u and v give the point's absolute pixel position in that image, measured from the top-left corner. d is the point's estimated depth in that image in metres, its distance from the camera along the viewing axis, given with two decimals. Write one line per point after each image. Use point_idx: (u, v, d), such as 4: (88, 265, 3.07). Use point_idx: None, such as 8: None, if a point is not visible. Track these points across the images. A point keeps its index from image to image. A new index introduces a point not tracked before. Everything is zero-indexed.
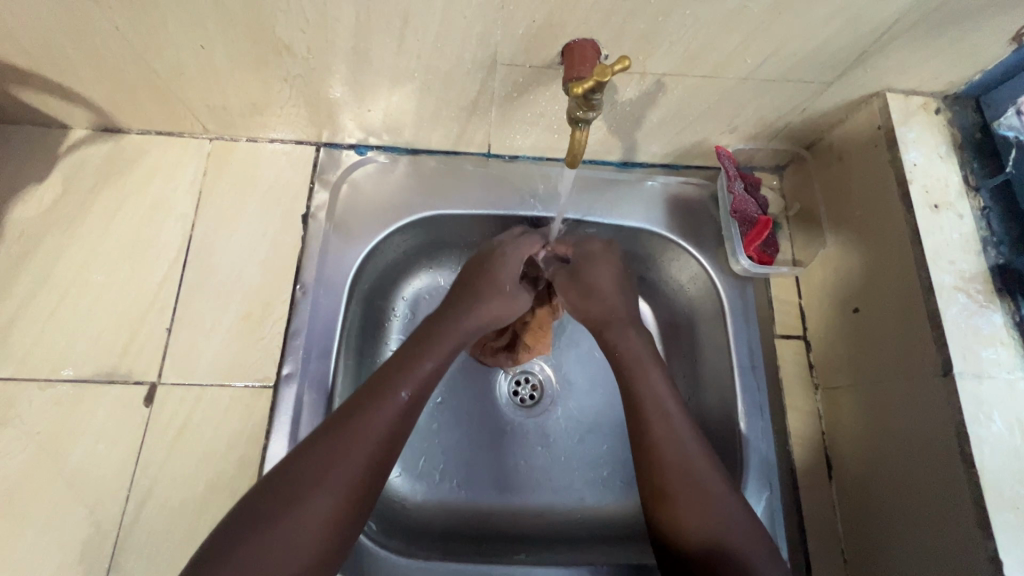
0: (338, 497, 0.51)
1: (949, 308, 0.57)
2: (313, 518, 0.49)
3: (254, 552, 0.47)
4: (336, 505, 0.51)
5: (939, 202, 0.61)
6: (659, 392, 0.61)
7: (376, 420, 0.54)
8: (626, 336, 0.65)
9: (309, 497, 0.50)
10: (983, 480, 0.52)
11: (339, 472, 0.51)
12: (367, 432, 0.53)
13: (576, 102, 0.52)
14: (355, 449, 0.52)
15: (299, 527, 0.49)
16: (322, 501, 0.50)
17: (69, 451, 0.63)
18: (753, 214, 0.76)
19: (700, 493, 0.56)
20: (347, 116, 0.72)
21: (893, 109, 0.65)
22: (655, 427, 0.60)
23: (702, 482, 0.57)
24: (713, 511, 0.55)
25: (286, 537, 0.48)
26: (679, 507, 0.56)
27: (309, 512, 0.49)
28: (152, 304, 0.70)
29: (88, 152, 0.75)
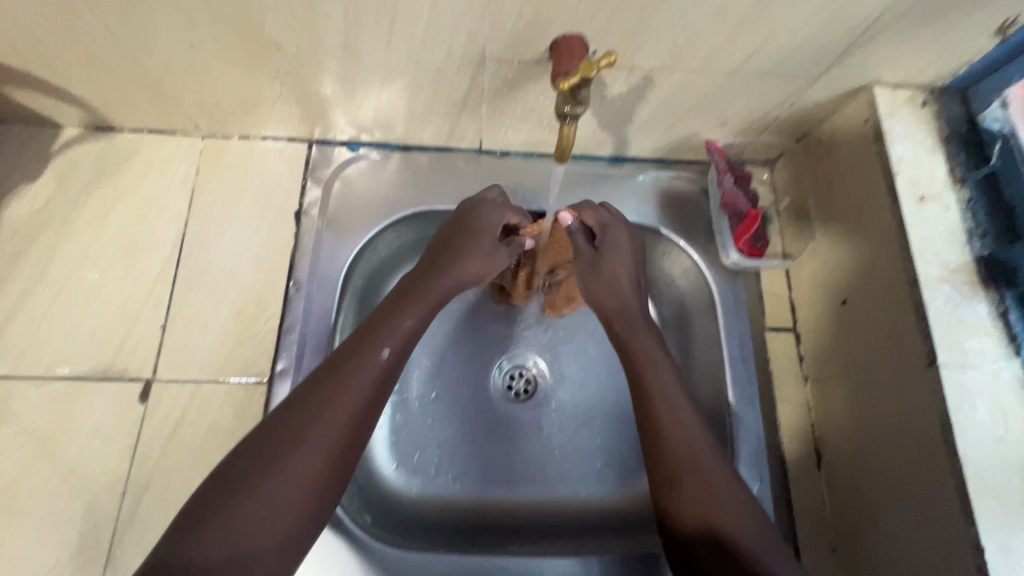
0: (319, 460, 0.50)
1: (934, 299, 0.58)
2: (293, 480, 0.49)
3: (232, 516, 0.46)
4: (317, 467, 0.50)
5: (925, 194, 0.62)
6: (671, 390, 0.61)
7: (356, 380, 0.54)
8: (644, 338, 0.65)
9: (289, 458, 0.49)
10: (967, 468, 0.53)
11: (320, 431, 0.51)
12: (347, 393, 0.53)
13: (564, 97, 0.53)
14: (335, 406, 0.52)
15: (277, 490, 0.48)
16: (305, 462, 0.50)
17: (66, 447, 0.64)
18: (742, 208, 0.76)
19: (703, 475, 0.55)
20: (339, 113, 0.73)
21: (880, 102, 0.65)
22: (664, 423, 0.59)
23: (707, 468, 0.56)
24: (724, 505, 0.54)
25: (266, 500, 0.48)
26: (692, 500, 0.54)
27: (288, 475, 0.49)
28: (147, 301, 0.71)
29: (81, 150, 0.75)
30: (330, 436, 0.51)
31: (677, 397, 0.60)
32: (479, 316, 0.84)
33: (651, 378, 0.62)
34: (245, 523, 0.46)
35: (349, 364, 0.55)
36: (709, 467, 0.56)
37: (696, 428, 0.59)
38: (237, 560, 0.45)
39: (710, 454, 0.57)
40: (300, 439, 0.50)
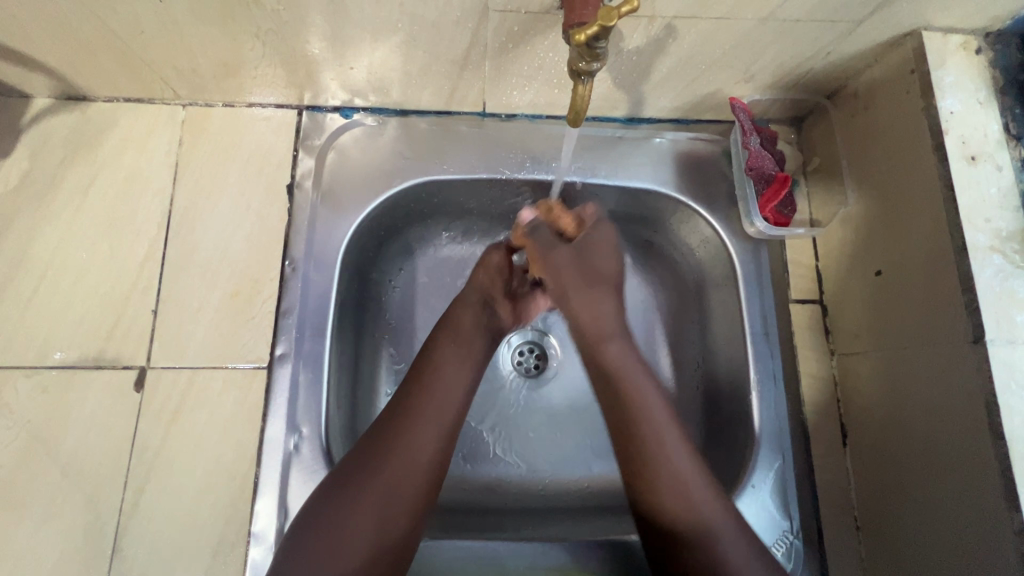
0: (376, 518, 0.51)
1: (983, 270, 0.53)
2: (352, 540, 0.50)
3: (312, 557, 0.49)
4: (381, 523, 0.51)
5: (976, 153, 0.56)
6: (644, 391, 0.57)
7: (420, 425, 0.56)
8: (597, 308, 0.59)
9: (353, 519, 0.51)
10: (1013, 451, 0.49)
11: (377, 490, 0.52)
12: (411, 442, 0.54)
13: (578, 52, 0.46)
14: (389, 468, 0.53)
15: (343, 546, 0.50)
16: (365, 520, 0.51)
17: (62, 439, 0.62)
18: (769, 171, 0.71)
19: (679, 481, 0.54)
20: (329, 75, 0.67)
21: (928, 49, 0.58)
22: (642, 419, 0.56)
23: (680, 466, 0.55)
24: (691, 495, 0.54)
25: (336, 551, 0.50)
26: (659, 497, 0.54)
27: (358, 529, 0.51)
28: (136, 286, 0.67)
29: (53, 122, 0.69)
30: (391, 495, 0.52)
31: (648, 392, 0.58)
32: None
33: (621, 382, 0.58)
34: (313, 570, 0.49)
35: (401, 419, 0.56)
36: (676, 461, 0.55)
37: (682, 447, 0.56)
38: None
39: (680, 459, 0.55)
40: (355, 498, 0.52)
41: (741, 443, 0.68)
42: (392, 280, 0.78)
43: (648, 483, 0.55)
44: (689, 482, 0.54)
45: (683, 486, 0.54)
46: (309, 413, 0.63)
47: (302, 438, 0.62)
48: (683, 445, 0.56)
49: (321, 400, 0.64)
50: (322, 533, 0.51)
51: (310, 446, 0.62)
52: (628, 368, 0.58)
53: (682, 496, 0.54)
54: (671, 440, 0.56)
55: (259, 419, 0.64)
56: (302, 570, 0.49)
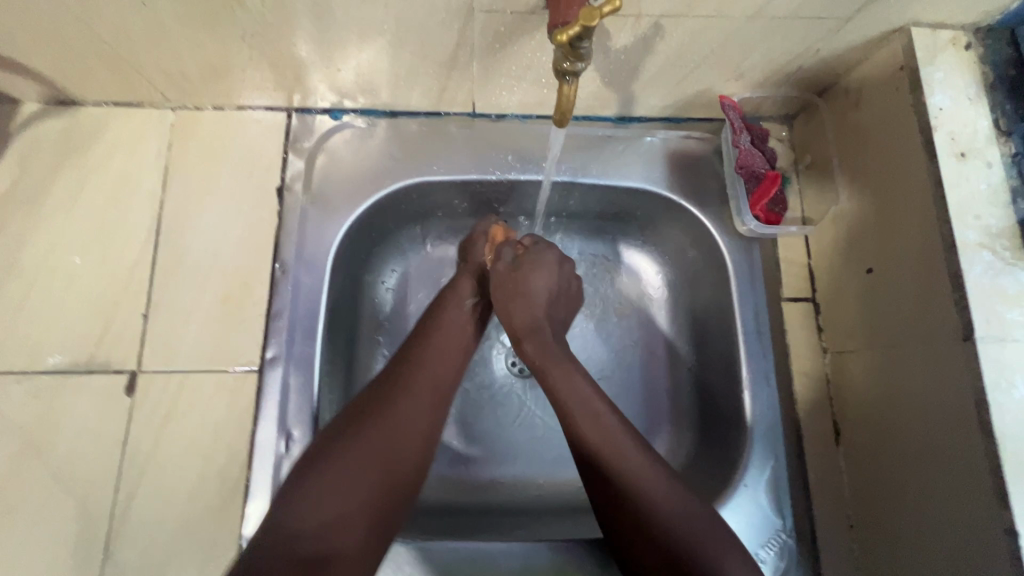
0: (396, 436, 0.55)
1: (973, 267, 0.53)
2: (373, 456, 0.53)
3: (320, 487, 0.51)
4: (393, 454, 0.54)
5: (966, 149, 0.56)
6: (586, 398, 0.60)
7: (433, 356, 0.61)
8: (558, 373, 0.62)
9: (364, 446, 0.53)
10: (1003, 448, 0.49)
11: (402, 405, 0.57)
12: (427, 365, 0.60)
13: (561, 52, 0.46)
14: (407, 394, 0.57)
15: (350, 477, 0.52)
16: (386, 437, 0.54)
17: (53, 444, 0.62)
18: (759, 169, 0.71)
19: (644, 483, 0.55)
20: (317, 78, 0.67)
21: (918, 46, 0.58)
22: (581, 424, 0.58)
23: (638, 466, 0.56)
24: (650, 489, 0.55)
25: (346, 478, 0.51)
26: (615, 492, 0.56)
27: (370, 455, 0.53)
28: (126, 290, 0.67)
29: (43, 128, 0.69)
30: (411, 415, 0.56)
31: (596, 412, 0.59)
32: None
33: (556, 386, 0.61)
34: (331, 496, 0.50)
35: (419, 349, 0.62)
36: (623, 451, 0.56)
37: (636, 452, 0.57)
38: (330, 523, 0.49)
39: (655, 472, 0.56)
40: (376, 415, 0.55)
41: (734, 442, 0.68)
42: (385, 282, 0.78)
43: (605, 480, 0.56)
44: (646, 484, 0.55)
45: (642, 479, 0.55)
46: (300, 416, 0.63)
47: (294, 441, 0.63)
48: (624, 437, 0.58)
49: (312, 403, 0.64)
50: (345, 443, 0.53)
51: (302, 449, 0.62)
52: (571, 377, 0.61)
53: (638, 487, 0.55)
54: (614, 443, 0.57)
55: (250, 422, 0.64)
56: (331, 476, 0.51)
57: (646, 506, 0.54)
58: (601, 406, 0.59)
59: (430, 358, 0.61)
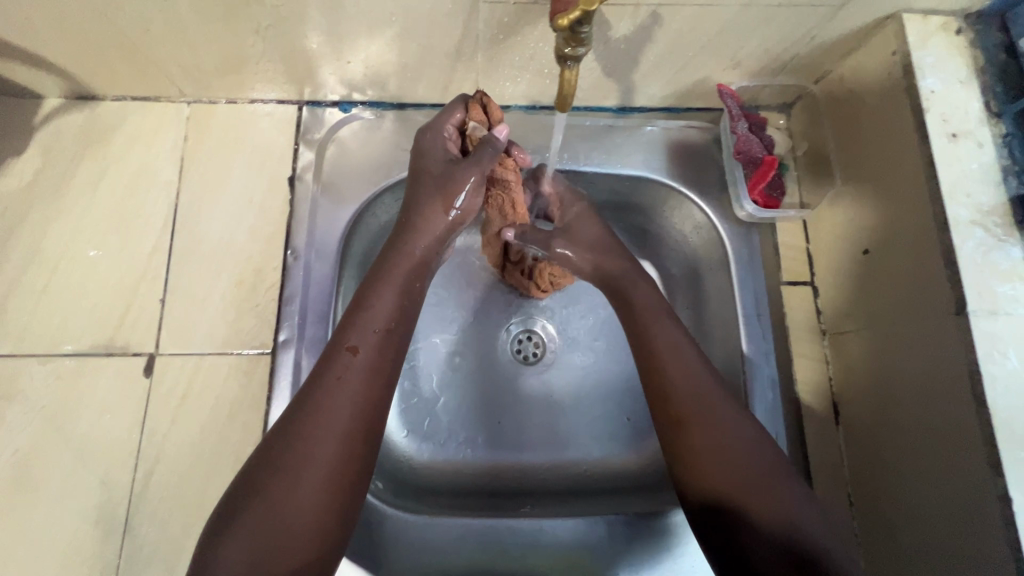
0: (314, 488, 0.47)
1: (965, 244, 0.54)
2: (288, 521, 0.46)
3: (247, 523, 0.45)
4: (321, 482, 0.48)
5: (957, 131, 0.57)
6: (675, 341, 0.60)
7: (339, 398, 0.51)
8: (665, 327, 0.61)
9: (294, 477, 0.47)
10: (995, 418, 0.50)
11: (310, 463, 0.48)
12: (330, 411, 0.50)
13: (563, 37, 0.48)
14: (316, 451, 0.48)
15: (279, 511, 0.46)
16: (301, 502, 0.47)
17: (74, 423, 0.64)
18: (758, 154, 0.73)
19: (719, 446, 0.53)
20: (327, 70, 0.69)
21: (909, 32, 0.60)
22: (667, 368, 0.58)
23: (714, 416, 0.55)
24: (724, 460, 0.52)
25: (274, 511, 0.46)
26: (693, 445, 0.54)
27: (296, 489, 0.47)
28: (143, 276, 0.69)
29: (64, 121, 0.72)
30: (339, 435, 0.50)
31: (681, 349, 0.59)
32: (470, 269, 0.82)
33: (634, 297, 0.65)
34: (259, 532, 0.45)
35: (323, 397, 0.51)
36: (693, 406, 0.55)
37: (723, 403, 0.56)
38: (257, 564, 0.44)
39: (723, 414, 0.55)
40: (306, 442, 0.49)
41: None
42: None
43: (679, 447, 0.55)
44: (728, 449, 0.53)
45: (722, 445, 0.53)
46: None
47: None
48: (721, 398, 0.56)
49: None
50: (247, 528, 0.45)
51: None
52: (663, 325, 0.61)
53: (722, 454, 0.53)
54: (710, 391, 0.56)
55: (263, 402, 0.66)
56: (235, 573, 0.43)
57: (701, 458, 0.53)
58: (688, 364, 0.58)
59: (337, 400, 0.51)
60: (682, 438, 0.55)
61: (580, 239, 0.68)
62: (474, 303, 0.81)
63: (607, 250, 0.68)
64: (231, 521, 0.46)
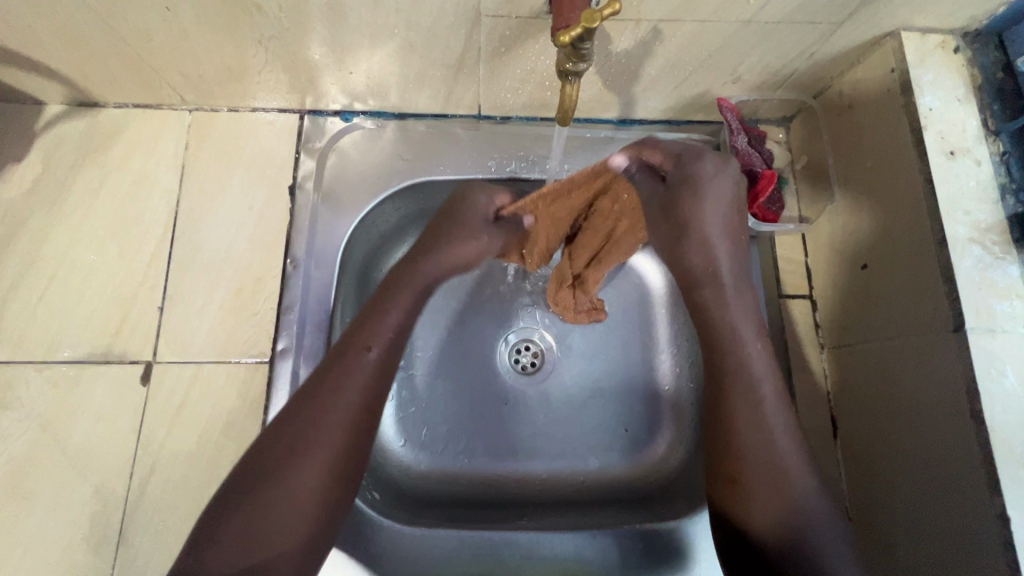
0: (314, 479, 0.48)
1: (963, 261, 0.54)
2: (285, 512, 0.46)
3: (244, 513, 0.46)
4: (320, 475, 0.48)
5: (955, 148, 0.58)
6: (758, 372, 0.56)
7: (344, 395, 0.50)
8: (742, 355, 0.56)
9: (293, 469, 0.47)
10: (993, 436, 0.51)
11: (313, 462, 0.48)
12: (335, 403, 0.50)
13: (564, 53, 0.48)
14: (318, 446, 0.48)
15: (277, 504, 0.46)
16: (296, 492, 0.47)
17: (70, 431, 0.64)
18: (757, 169, 0.73)
19: (777, 479, 0.52)
20: (329, 81, 0.69)
21: (908, 50, 0.60)
22: (734, 407, 0.55)
23: (783, 467, 0.53)
24: (788, 500, 0.52)
25: (272, 503, 0.46)
26: (753, 492, 0.53)
27: (293, 482, 0.47)
28: (142, 284, 0.69)
29: (65, 128, 0.72)
30: (343, 431, 0.50)
31: (760, 388, 0.55)
32: (469, 281, 0.81)
33: (720, 317, 0.56)
34: (255, 524, 0.45)
35: (325, 389, 0.51)
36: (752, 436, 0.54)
37: (787, 443, 0.54)
38: (252, 554, 0.45)
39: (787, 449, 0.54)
40: (309, 435, 0.48)
41: None
42: None
43: (738, 482, 0.53)
44: (797, 483, 0.52)
45: (782, 486, 0.52)
46: None
47: None
48: (790, 442, 0.54)
49: None
50: (243, 521, 0.45)
51: None
52: (748, 362, 0.56)
53: (776, 486, 0.52)
54: (779, 424, 0.55)
55: (261, 412, 0.66)
56: (229, 560, 0.44)
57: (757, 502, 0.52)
58: (753, 402, 0.54)
59: (342, 395, 0.50)
60: (738, 485, 0.53)
61: (696, 214, 0.53)
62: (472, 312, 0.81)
63: (724, 243, 0.55)
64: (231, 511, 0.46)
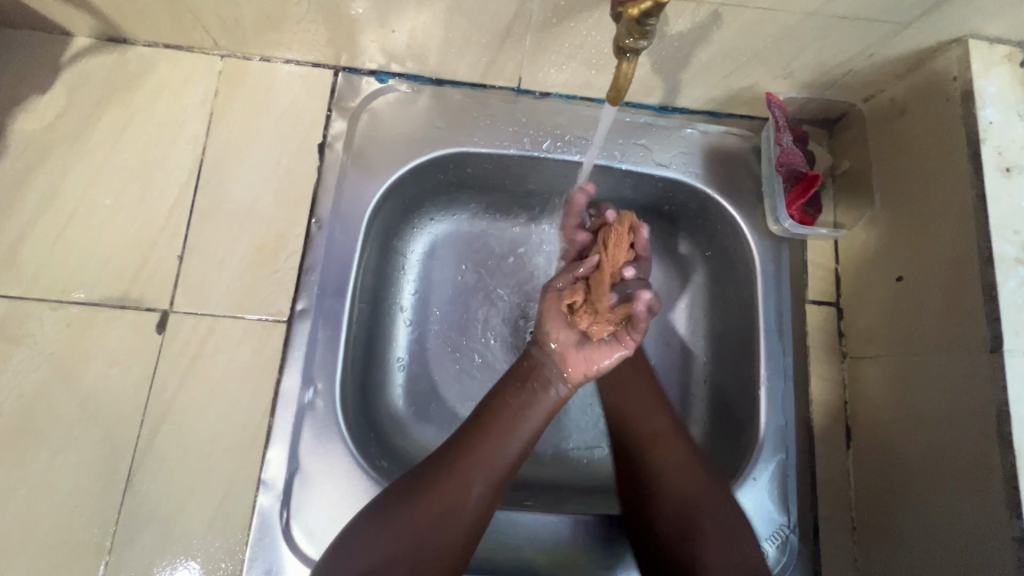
0: (425, 528, 0.54)
1: (1008, 281, 0.53)
2: (400, 548, 0.53)
3: (377, 539, 0.53)
4: (436, 532, 0.54)
5: (1011, 165, 0.56)
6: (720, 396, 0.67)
7: (504, 439, 0.59)
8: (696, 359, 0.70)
9: (419, 509, 0.55)
10: (1019, 459, 0.50)
11: (431, 509, 0.54)
12: (480, 462, 0.58)
13: (627, 27, 0.46)
14: (447, 488, 0.56)
15: (401, 534, 0.53)
16: (415, 534, 0.53)
17: (82, 373, 0.63)
18: (801, 169, 0.70)
19: (682, 472, 0.61)
20: (369, 38, 0.67)
21: (973, 58, 0.58)
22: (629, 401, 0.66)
23: (662, 441, 0.63)
24: (679, 483, 0.60)
25: (398, 535, 0.53)
26: (660, 458, 0.62)
27: (413, 524, 0.54)
28: (162, 232, 0.68)
29: (92, 63, 0.70)
30: (464, 490, 0.56)
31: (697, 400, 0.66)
32: (493, 263, 0.81)
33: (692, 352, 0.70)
34: (376, 548, 0.53)
35: (481, 429, 0.60)
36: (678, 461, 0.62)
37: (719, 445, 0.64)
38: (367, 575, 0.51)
39: (671, 442, 0.63)
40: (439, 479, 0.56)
41: (744, 436, 0.69)
42: (413, 250, 0.78)
43: (646, 447, 0.63)
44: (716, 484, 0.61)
45: (682, 467, 0.61)
46: (325, 371, 0.64)
47: (317, 392, 0.63)
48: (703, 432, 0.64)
49: (336, 358, 0.64)
50: (378, 533, 0.54)
51: (324, 401, 0.63)
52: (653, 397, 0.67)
53: (673, 457, 0.62)
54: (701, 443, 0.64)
55: (276, 370, 0.65)
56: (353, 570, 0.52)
57: (662, 474, 0.61)
58: (679, 436, 0.64)
59: (495, 442, 0.59)
60: (649, 448, 0.63)
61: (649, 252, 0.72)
62: (490, 290, 0.80)
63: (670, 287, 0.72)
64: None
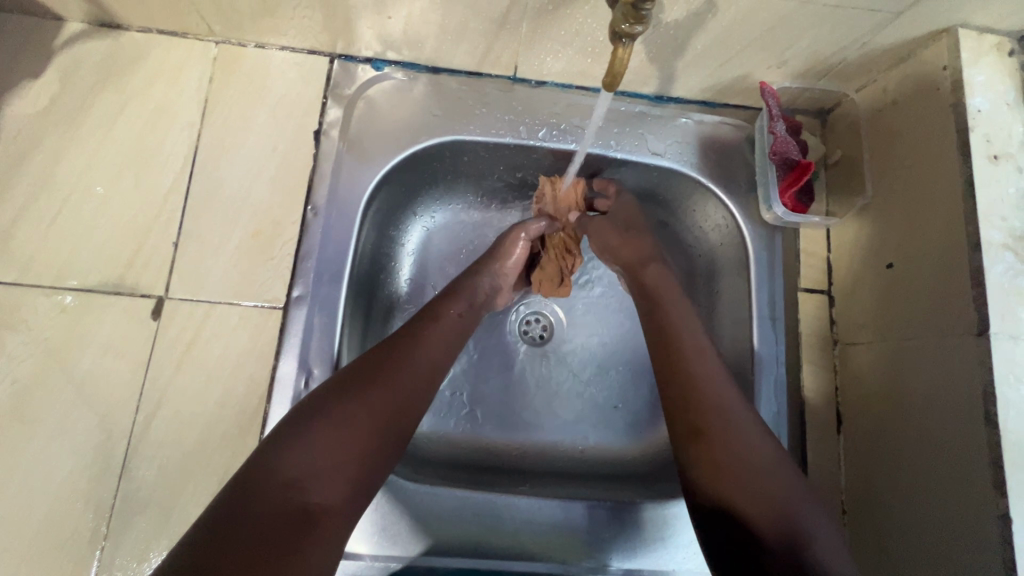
0: (375, 422, 0.52)
1: (995, 266, 0.54)
2: (347, 443, 0.50)
3: (316, 434, 0.50)
4: (380, 425, 0.53)
5: (999, 153, 0.57)
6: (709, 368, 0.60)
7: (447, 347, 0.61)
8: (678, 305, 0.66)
9: (363, 400, 0.53)
10: (1004, 440, 0.51)
11: (378, 401, 0.53)
12: (425, 360, 0.58)
13: (623, 12, 0.46)
14: (395, 384, 0.55)
15: (346, 426, 0.51)
16: (360, 426, 0.51)
17: (76, 359, 0.63)
18: (793, 158, 0.71)
19: (744, 462, 0.53)
20: (364, 24, 0.66)
21: (963, 48, 0.59)
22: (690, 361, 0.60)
23: (733, 423, 0.56)
24: (758, 475, 0.53)
25: (342, 425, 0.51)
26: (714, 443, 0.55)
27: (356, 416, 0.52)
28: (157, 219, 0.67)
29: (85, 48, 0.69)
30: (412, 384, 0.56)
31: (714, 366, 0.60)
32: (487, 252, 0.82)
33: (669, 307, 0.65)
34: (322, 447, 0.49)
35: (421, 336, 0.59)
36: (759, 475, 0.53)
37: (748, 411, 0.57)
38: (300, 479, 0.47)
39: (742, 420, 0.56)
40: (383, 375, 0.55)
41: None
42: (407, 239, 0.79)
43: (703, 435, 0.56)
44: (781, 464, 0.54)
45: (736, 444, 0.54)
46: (321, 357, 0.64)
47: (313, 378, 0.64)
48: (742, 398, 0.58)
49: (333, 344, 0.65)
50: (321, 428, 0.50)
51: None
52: (704, 354, 0.61)
53: (731, 444, 0.54)
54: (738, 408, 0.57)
55: (272, 356, 0.65)
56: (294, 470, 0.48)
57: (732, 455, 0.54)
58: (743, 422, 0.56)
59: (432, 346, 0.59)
60: (702, 440, 0.56)
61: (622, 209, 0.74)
62: None
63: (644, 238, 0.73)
64: (215, 550, 0.42)
